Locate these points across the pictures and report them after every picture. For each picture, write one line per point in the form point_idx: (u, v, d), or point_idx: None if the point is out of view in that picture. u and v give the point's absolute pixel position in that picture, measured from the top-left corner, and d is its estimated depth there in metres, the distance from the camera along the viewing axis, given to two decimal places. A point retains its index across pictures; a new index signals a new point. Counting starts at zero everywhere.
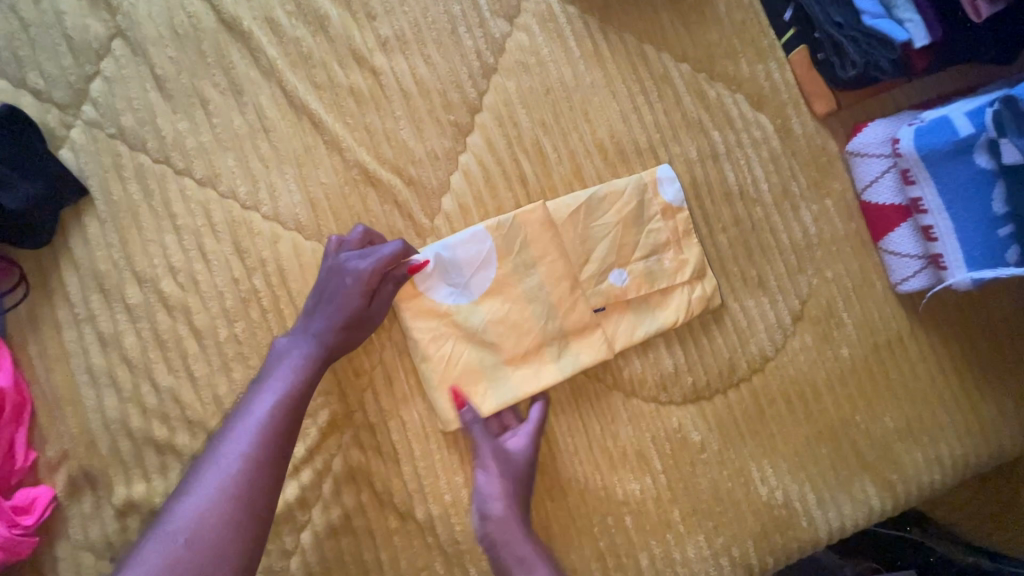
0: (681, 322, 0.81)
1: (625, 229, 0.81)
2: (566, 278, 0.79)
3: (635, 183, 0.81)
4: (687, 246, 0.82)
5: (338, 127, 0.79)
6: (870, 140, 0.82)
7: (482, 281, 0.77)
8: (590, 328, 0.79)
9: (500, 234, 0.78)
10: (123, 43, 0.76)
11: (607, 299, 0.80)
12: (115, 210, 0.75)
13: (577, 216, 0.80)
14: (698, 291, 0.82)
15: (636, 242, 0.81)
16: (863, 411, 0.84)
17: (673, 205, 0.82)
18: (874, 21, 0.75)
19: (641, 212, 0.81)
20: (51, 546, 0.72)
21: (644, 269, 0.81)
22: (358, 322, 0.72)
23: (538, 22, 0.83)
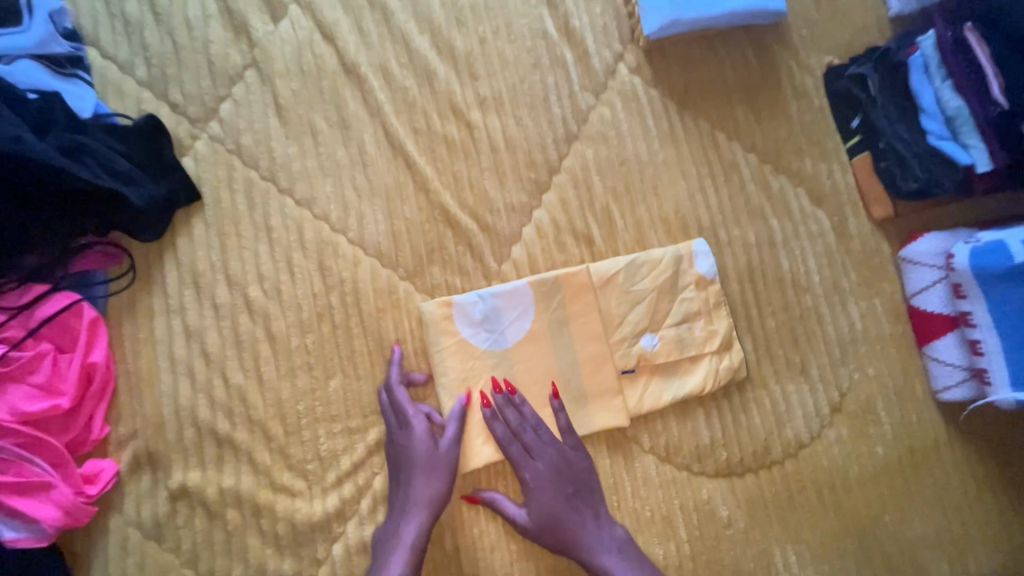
0: (703, 393, 0.84)
1: (660, 295, 0.85)
2: (600, 342, 0.83)
3: (672, 254, 0.85)
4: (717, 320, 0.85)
5: (428, 170, 0.86)
6: (924, 251, 0.85)
7: (517, 330, 0.82)
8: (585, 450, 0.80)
9: (542, 289, 0.83)
10: (255, 73, 0.85)
11: (636, 363, 0.83)
12: (220, 217, 0.83)
13: (621, 280, 0.84)
14: (726, 361, 0.84)
15: (669, 309, 0.85)
16: (892, 512, 0.84)
17: (706, 277, 0.86)
18: (938, 143, 0.81)
19: (675, 281, 0.85)
20: (105, 517, 0.77)
21: (671, 335, 0.84)
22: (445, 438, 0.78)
23: (621, 99, 0.90)
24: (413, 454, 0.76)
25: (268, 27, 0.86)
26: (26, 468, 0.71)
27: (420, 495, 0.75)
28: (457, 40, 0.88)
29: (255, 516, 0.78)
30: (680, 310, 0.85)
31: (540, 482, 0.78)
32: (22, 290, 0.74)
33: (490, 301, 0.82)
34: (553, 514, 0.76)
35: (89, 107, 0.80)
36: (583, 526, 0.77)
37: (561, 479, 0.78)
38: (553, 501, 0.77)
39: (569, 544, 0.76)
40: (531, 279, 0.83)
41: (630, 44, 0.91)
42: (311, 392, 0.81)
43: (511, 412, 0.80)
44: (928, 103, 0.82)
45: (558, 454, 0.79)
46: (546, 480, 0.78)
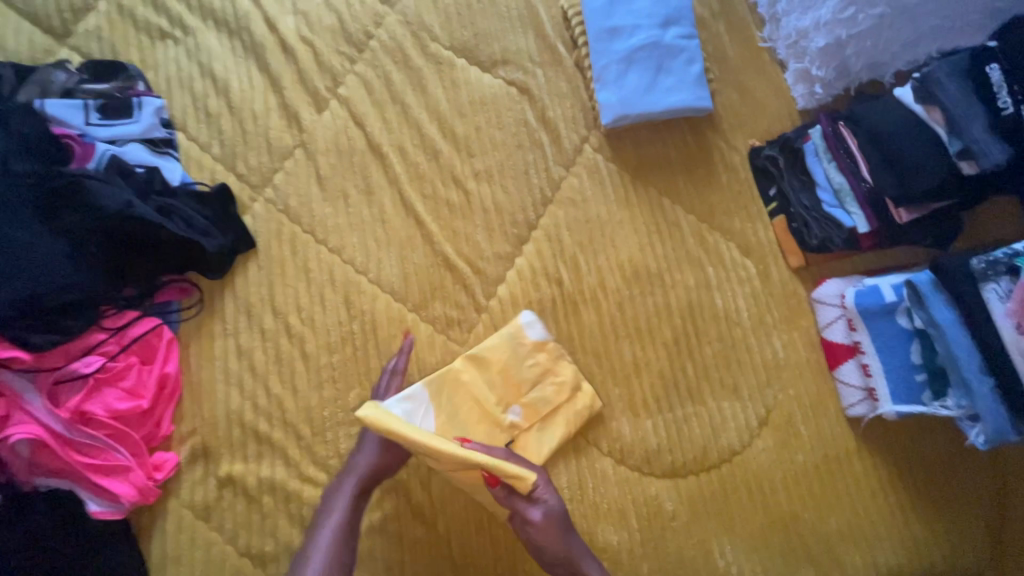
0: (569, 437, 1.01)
1: (510, 371, 1.01)
2: (484, 419, 0.99)
3: (508, 332, 1.02)
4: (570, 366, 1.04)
5: (433, 226, 1.09)
6: (828, 293, 1.07)
7: (430, 422, 0.94)
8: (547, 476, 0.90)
9: (432, 386, 0.96)
10: (303, 151, 1.11)
11: (511, 435, 1.00)
12: (269, 261, 1.06)
13: (488, 369, 1.00)
14: (580, 404, 1.02)
15: (519, 379, 1.01)
16: (811, 510, 1.02)
17: (540, 341, 1.02)
18: (830, 210, 1.04)
19: (516, 353, 1.01)
20: (165, 500, 0.95)
21: (531, 402, 1.01)
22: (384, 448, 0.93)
23: (587, 172, 1.15)
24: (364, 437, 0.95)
25: (314, 116, 1.12)
26: (111, 454, 0.91)
27: (343, 494, 0.91)
28: (458, 127, 1.14)
29: (285, 502, 0.96)
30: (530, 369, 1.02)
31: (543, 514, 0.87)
32: (119, 315, 0.96)
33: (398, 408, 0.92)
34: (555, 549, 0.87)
35: (177, 176, 1.05)
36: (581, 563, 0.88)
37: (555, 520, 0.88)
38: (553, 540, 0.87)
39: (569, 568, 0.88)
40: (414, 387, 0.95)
41: (593, 130, 1.16)
42: (334, 401, 1.01)
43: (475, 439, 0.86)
44: (821, 179, 1.06)
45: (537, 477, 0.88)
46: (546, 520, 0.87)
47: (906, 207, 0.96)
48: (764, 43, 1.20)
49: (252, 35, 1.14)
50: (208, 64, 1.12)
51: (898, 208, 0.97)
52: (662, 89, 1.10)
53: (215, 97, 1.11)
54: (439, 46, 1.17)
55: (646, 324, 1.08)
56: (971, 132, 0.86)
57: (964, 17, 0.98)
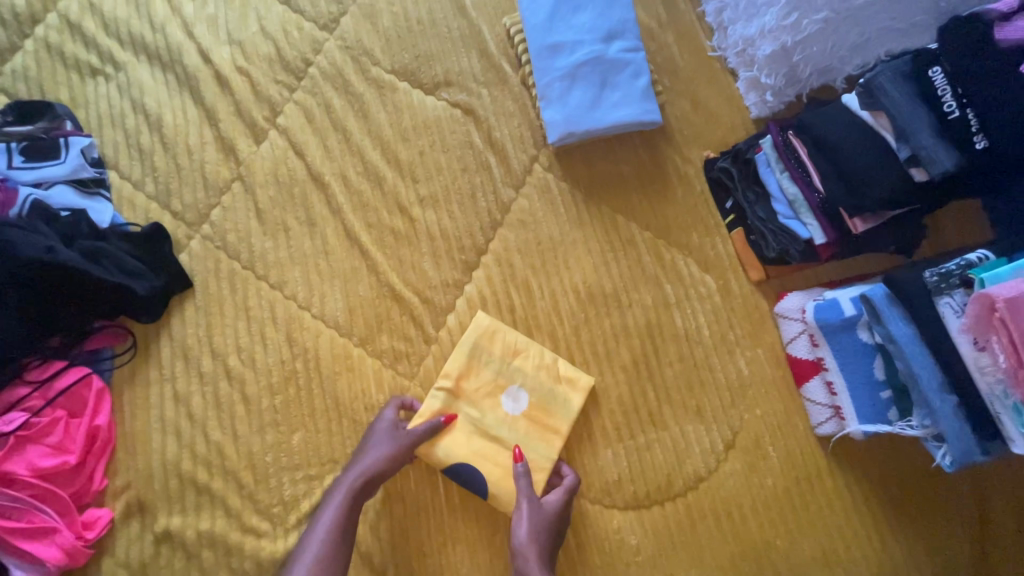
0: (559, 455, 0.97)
1: (476, 391, 0.99)
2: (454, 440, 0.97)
3: (465, 351, 1.00)
4: (534, 381, 1.00)
5: (378, 256, 1.06)
6: (789, 307, 1.02)
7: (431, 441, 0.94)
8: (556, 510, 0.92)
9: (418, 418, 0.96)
10: (240, 184, 1.07)
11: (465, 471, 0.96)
12: (208, 301, 1.02)
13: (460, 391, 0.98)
14: (559, 403, 0.99)
15: (489, 393, 0.99)
16: (782, 537, 0.97)
17: (495, 350, 1.01)
18: (786, 221, 1.00)
19: (478, 370, 1.00)
20: (98, 560, 0.90)
21: (508, 431, 0.97)
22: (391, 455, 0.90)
23: (537, 192, 1.11)
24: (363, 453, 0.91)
25: (252, 148, 1.09)
26: (36, 517, 0.85)
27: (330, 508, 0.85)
28: (402, 152, 1.10)
29: (226, 555, 0.91)
30: (488, 400, 0.99)
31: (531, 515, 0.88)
32: (44, 366, 0.92)
33: (378, 438, 0.92)
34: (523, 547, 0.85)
35: (107, 218, 1.01)
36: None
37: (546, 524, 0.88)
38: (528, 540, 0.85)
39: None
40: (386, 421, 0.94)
41: (542, 148, 1.13)
42: (278, 445, 0.96)
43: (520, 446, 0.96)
44: (774, 190, 1.01)
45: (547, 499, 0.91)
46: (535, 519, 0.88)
47: (862, 218, 0.92)
48: (714, 53, 1.17)
49: (185, 68, 1.11)
50: (141, 99, 1.09)
51: (853, 218, 0.93)
52: (608, 104, 1.07)
53: (148, 133, 1.08)
54: (380, 70, 1.14)
55: (603, 348, 1.04)
56: (919, 138, 0.82)
57: (909, 19, 0.95)
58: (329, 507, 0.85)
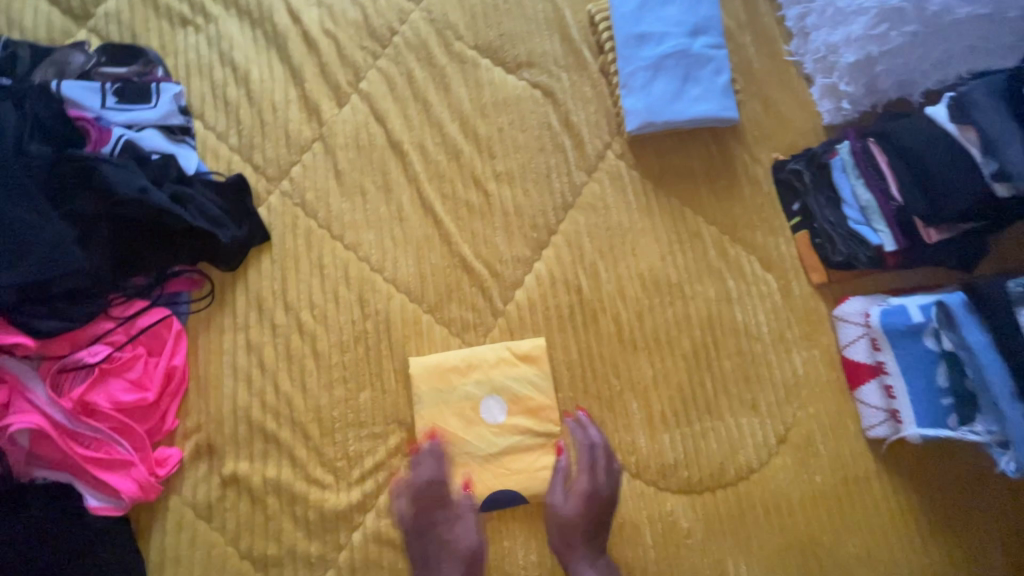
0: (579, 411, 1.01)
1: (459, 407, 0.98)
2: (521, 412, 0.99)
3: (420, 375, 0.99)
4: (498, 377, 0.99)
5: (452, 227, 1.07)
6: (850, 311, 1.04)
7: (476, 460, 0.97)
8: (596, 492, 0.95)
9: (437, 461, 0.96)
10: (321, 145, 1.09)
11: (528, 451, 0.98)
12: (284, 256, 1.03)
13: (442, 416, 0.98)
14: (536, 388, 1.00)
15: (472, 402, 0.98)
16: (829, 533, 0.99)
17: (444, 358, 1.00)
18: (856, 227, 1.03)
19: (443, 387, 0.99)
20: (166, 497, 0.92)
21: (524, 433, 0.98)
22: (472, 572, 0.92)
23: (609, 178, 1.13)
24: (456, 529, 0.94)
25: (334, 110, 1.10)
26: (114, 448, 0.87)
27: None
28: (480, 128, 1.12)
29: (291, 504, 0.93)
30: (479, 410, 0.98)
31: (579, 486, 0.95)
32: (127, 304, 0.94)
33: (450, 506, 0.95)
34: (575, 520, 0.94)
35: (193, 165, 1.03)
36: (575, 553, 0.93)
37: (599, 490, 0.96)
38: (579, 512, 0.94)
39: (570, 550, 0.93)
40: (416, 483, 0.94)
41: (617, 136, 1.14)
42: (345, 401, 0.98)
43: (580, 436, 0.99)
44: (847, 196, 1.04)
45: (591, 472, 0.96)
46: (585, 487, 0.95)
47: (938, 227, 0.95)
48: (790, 57, 1.18)
49: (274, 26, 1.12)
50: (229, 52, 1.10)
51: (928, 228, 0.96)
52: (689, 98, 1.09)
53: (234, 86, 1.09)
54: (463, 45, 1.15)
55: (665, 335, 1.06)
56: (1009, 152, 0.85)
57: (998, 40, 0.98)
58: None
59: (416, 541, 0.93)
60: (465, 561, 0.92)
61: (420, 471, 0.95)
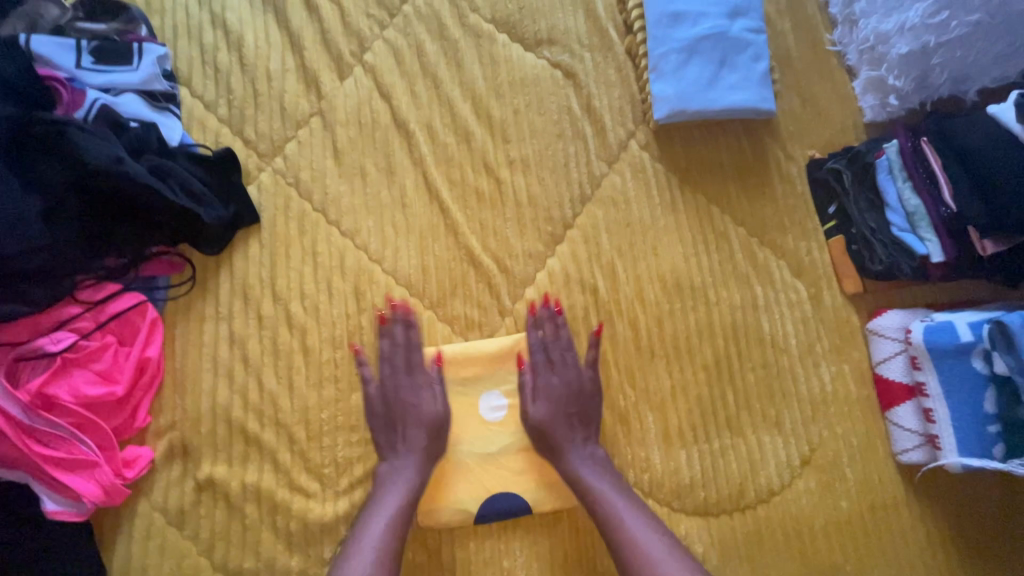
0: (544, 304, 0.95)
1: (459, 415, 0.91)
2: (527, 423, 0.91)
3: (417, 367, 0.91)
4: (503, 373, 0.93)
5: (459, 216, 0.98)
6: (887, 324, 0.96)
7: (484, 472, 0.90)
8: (585, 393, 0.91)
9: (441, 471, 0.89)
10: (319, 120, 0.99)
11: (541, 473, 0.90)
12: (274, 241, 0.94)
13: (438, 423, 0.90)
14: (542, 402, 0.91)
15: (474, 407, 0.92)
16: (852, 563, 0.92)
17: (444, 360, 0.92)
18: (900, 234, 0.94)
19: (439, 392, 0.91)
20: (134, 501, 0.84)
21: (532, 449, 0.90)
22: (438, 438, 0.88)
23: (631, 170, 1.04)
24: (423, 401, 0.88)
25: (335, 83, 1.01)
26: (76, 448, 0.79)
27: (392, 500, 0.81)
28: (495, 109, 1.03)
29: (271, 513, 0.85)
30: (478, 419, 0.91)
31: (549, 392, 0.90)
32: (97, 287, 0.85)
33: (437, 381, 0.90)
34: (553, 423, 0.89)
35: (176, 136, 0.93)
36: (570, 440, 0.89)
37: (569, 398, 0.90)
38: (552, 416, 0.89)
39: (555, 451, 0.88)
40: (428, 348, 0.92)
41: (642, 124, 1.05)
42: (335, 403, 0.90)
43: (549, 326, 0.94)
44: (892, 200, 0.96)
45: (574, 372, 0.92)
46: (558, 391, 0.90)
47: (994, 239, 0.86)
48: (833, 47, 1.09)
49: None
50: (221, 14, 1.00)
51: (983, 240, 0.87)
52: (724, 85, 0.99)
53: (225, 51, 0.99)
54: (479, 17, 1.06)
55: (686, 343, 0.98)
56: None
57: None
58: (393, 491, 0.82)
59: (379, 409, 0.88)
60: (431, 428, 0.87)
61: (416, 352, 0.91)
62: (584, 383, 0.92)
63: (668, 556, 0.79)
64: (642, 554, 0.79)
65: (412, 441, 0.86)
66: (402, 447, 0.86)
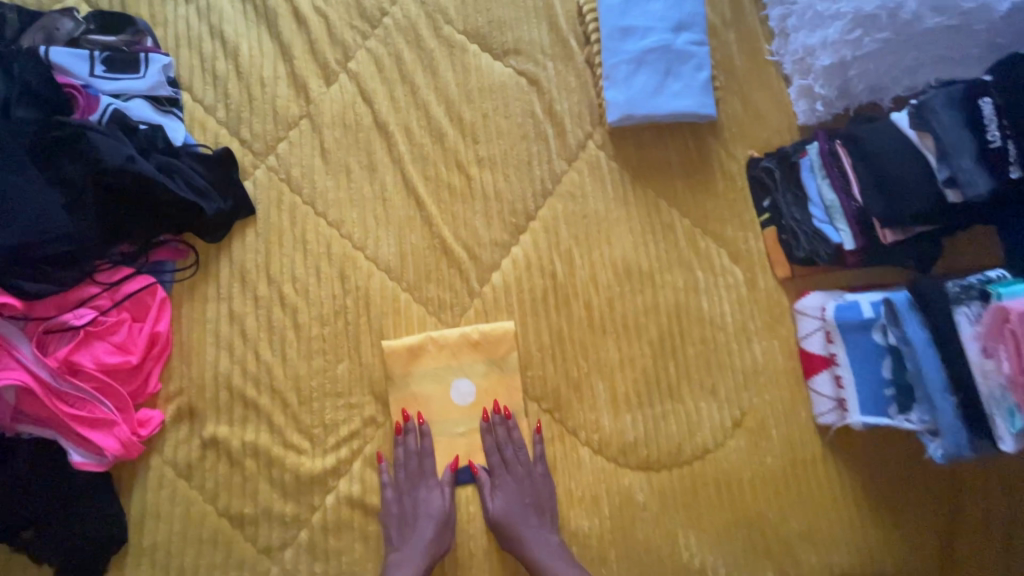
0: (496, 411, 1.03)
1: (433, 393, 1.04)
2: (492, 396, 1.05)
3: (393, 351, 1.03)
4: (469, 357, 1.05)
5: (433, 208, 1.10)
6: (809, 304, 1.09)
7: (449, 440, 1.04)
8: (541, 491, 1.01)
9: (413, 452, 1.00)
10: (308, 122, 1.11)
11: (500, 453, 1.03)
12: (268, 229, 1.06)
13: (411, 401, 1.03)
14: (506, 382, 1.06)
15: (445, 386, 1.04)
16: (775, 511, 1.06)
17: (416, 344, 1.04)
18: (819, 226, 1.07)
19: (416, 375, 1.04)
20: (148, 455, 0.97)
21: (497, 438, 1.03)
22: (445, 533, 0.97)
23: (588, 167, 1.16)
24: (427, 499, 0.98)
25: (322, 89, 1.12)
26: (97, 408, 0.91)
27: None
28: (466, 113, 1.15)
29: (268, 466, 0.98)
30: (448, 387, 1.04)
31: (505, 489, 1.00)
32: (113, 270, 0.96)
33: (399, 495, 0.98)
34: (510, 516, 0.98)
35: (180, 137, 1.05)
36: (529, 528, 0.98)
37: (522, 491, 1.00)
38: (512, 510, 0.99)
39: (513, 539, 0.97)
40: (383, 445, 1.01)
41: (598, 127, 1.18)
42: (323, 372, 1.02)
43: (502, 429, 1.03)
44: (813, 195, 1.09)
45: (528, 471, 1.01)
46: (511, 489, 1.00)
47: (891, 228, 0.99)
48: (771, 57, 1.22)
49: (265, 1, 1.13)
50: (219, 26, 1.11)
51: (884, 228, 1.00)
52: (669, 93, 1.12)
53: (223, 60, 1.10)
54: (452, 29, 1.17)
55: (633, 321, 1.11)
56: (958, 161, 0.90)
57: (964, 50, 1.01)
58: None
59: (395, 510, 0.97)
60: (439, 524, 0.97)
61: (406, 452, 1.00)
62: (536, 477, 1.01)
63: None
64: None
65: (418, 535, 0.95)
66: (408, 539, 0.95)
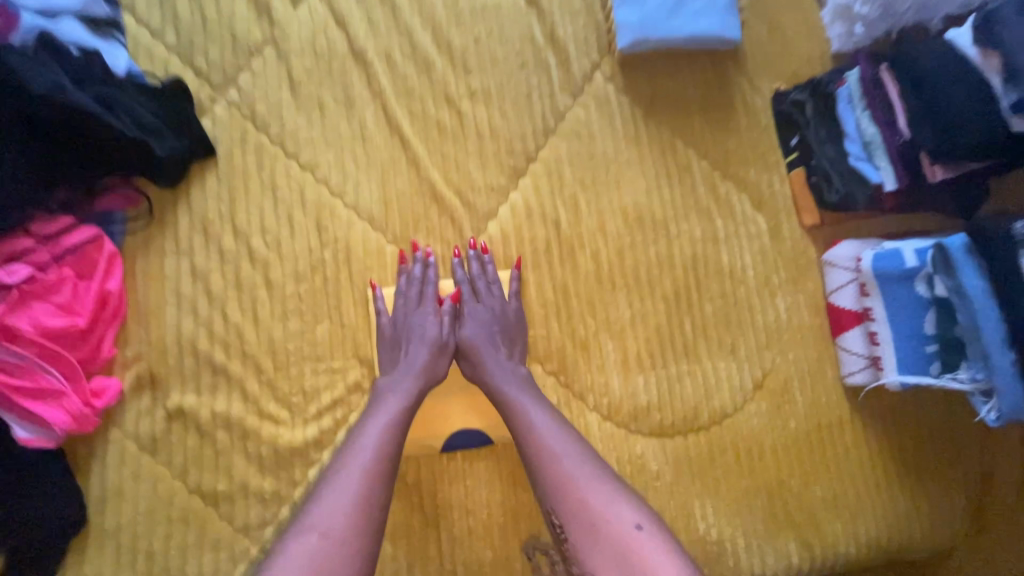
0: (471, 246, 0.95)
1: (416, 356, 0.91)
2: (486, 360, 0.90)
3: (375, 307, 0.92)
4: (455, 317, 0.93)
5: (420, 149, 0.97)
6: (841, 255, 0.99)
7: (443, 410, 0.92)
8: (513, 348, 0.91)
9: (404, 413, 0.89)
10: (273, 49, 0.96)
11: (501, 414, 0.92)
12: (232, 174, 0.93)
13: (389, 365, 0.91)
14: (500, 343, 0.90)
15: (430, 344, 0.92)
16: (797, 477, 0.98)
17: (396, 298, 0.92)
18: (856, 163, 0.96)
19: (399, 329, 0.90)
20: (107, 429, 0.87)
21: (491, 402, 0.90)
22: (439, 359, 0.88)
23: (595, 103, 1.02)
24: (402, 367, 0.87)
25: (288, 9, 0.97)
26: (42, 377, 0.80)
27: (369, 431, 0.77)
28: (455, 38, 1.00)
29: (242, 439, 0.88)
30: None
31: (478, 317, 0.91)
32: (50, 220, 0.83)
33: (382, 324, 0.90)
34: (479, 341, 0.89)
35: (121, 65, 0.90)
36: (494, 356, 0.89)
37: (496, 322, 0.91)
38: (481, 334, 0.90)
39: (483, 363, 0.88)
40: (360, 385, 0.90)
41: (606, 55, 1.03)
42: (300, 334, 0.91)
43: (476, 265, 0.94)
44: (850, 130, 0.96)
45: (501, 304, 0.92)
46: (483, 318, 0.91)
47: (944, 164, 0.87)
48: None
49: None
50: None
51: (934, 165, 0.88)
52: (689, 12, 0.98)
53: None
54: None
55: (646, 275, 1.00)
56: None
57: None
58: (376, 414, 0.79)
59: (381, 345, 0.89)
60: (431, 349, 0.88)
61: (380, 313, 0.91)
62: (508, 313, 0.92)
63: (594, 484, 0.74)
64: (561, 466, 0.76)
65: (393, 396, 0.83)
66: (376, 406, 0.82)
